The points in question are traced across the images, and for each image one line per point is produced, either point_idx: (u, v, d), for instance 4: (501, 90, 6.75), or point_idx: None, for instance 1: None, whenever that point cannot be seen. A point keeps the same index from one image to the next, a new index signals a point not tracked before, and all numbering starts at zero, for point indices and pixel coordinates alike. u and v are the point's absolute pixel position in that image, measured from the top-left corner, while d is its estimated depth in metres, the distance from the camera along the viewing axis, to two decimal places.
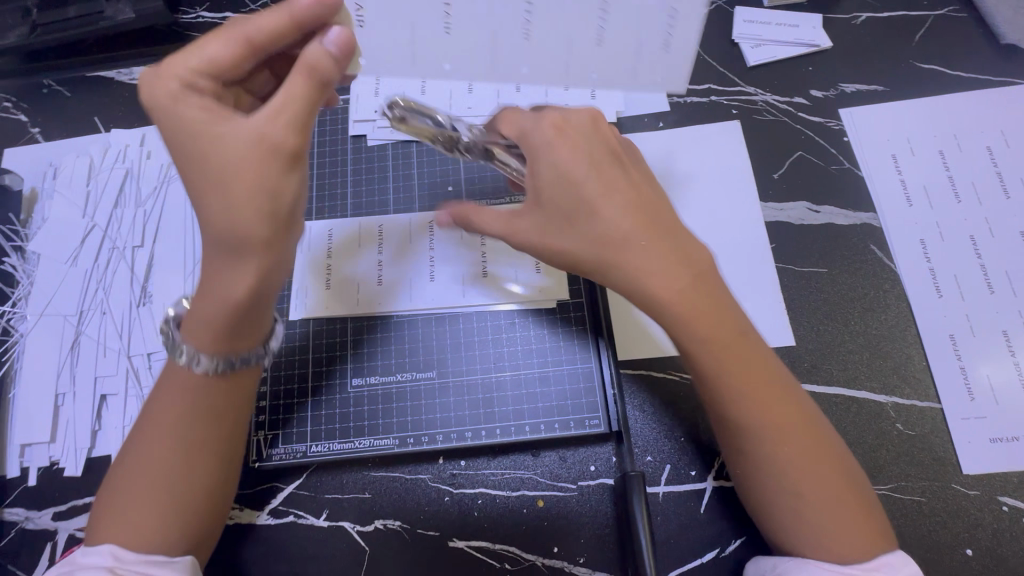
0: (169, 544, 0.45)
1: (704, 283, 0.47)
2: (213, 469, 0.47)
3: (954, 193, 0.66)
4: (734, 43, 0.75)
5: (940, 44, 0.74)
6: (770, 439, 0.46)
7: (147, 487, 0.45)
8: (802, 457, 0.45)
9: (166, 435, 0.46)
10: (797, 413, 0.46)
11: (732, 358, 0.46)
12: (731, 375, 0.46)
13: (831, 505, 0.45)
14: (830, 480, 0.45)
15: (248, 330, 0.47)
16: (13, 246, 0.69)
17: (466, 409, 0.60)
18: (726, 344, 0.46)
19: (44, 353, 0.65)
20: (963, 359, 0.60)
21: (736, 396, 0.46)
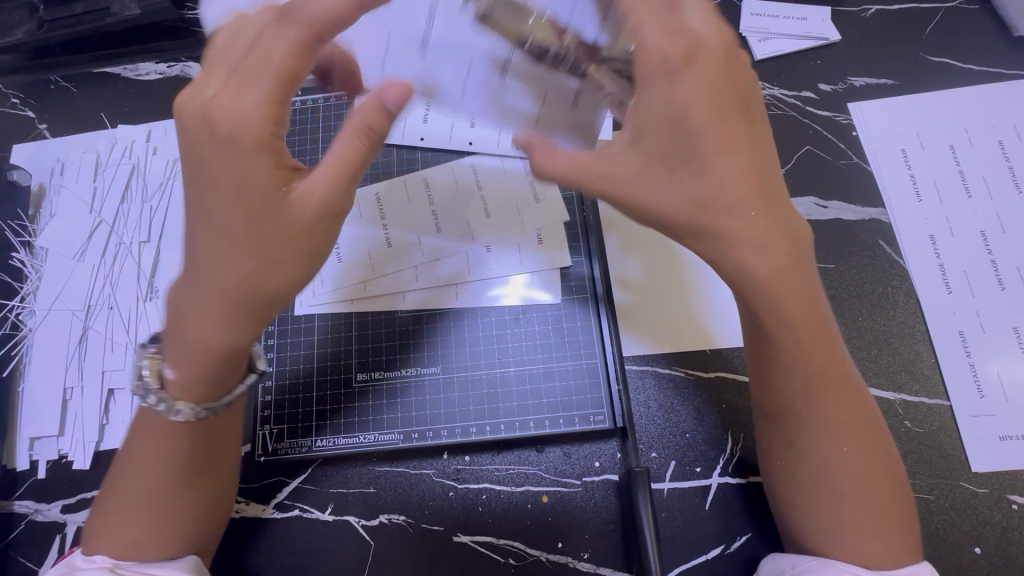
0: (169, 547, 0.46)
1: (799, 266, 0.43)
2: (200, 486, 0.48)
3: (964, 188, 0.65)
4: (741, 36, 0.74)
5: (951, 37, 0.73)
6: (833, 433, 0.45)
7: (138, 504, 0.46)
8: (858, 461, 0.44)
9: (155, 450, 0.46)
10: (859, 413, 0.46)
11: (811, 349, 0.44)
12: (806, 369, 0.45)
13: (876, 509, 0.44)
14: (879, 481, 0.45)
15: (240, 373, 0.46)
16: (21, 241, 0.70)
17: (471, 405, 0.60)
18: (808, 332, 0.44)
19: (52, 348, 0.66)
20: (973, 356, 0.60)
21: (806, 386, 0.45)
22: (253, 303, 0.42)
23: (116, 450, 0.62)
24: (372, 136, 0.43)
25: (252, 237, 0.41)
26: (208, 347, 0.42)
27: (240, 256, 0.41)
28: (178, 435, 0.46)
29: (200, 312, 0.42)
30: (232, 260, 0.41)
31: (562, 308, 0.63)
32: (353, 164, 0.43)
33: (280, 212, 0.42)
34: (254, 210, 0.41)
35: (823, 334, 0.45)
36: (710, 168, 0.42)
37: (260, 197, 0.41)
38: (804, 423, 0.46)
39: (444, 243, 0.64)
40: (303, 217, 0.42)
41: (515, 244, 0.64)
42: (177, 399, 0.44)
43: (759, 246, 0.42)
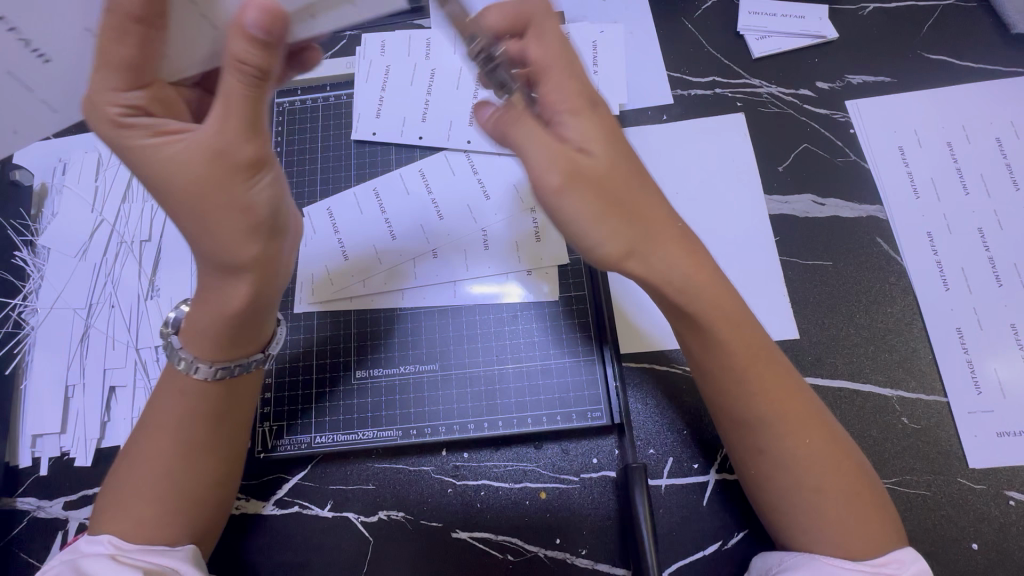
0: (169, 532, 0.47)
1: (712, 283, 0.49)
2: (209, 470, 0.50)
3: (962, 185, 0.66)
4: (739, 35, 0.75)
5: (948, 34, 0.73)
6: (786, 436, 0.47)
7: (150, 480, 0.47)
8: (819, 458, 0.46)
9: (170, 432, 0.49)
10: (808, 409, 0.48)
11: (752, 358, 0.48)
12: (752, 378, 0.47)
13: (844, 499, 0.46)
14: (843, 472, 0.46)
15: (251, 340, 0.50)
16: (23, 240, 0.70)
17: (468, 402, 0.60)
18: (738, 337, 0.48)
19: (54, 346, 0.66)
20: (970, 353, 0.60)
21: (746, 391, 0.47)
22: (250, 280, 0.45)
23: (118, 447, 0.63)
24: (250, 74, 0.40)
25: (197, 212, 0.43)
26: (218, 309, 0.47)
27: (198, 228, 0.43)
28: (196, 402, 0.49)
29: (212, 283, 0.47)
30: (189, 227, 0.44)
31: (560, 305, 0.63)
32: (254, 104, 0.41)
33: (201, 181, 0.42)
34: (181, 186, 0.42)
35: (759, 340, 0.49)
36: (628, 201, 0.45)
37: (184, 180, 0.42)
38: (754, 428, 0.48)
39: (442, 240, 0.65)
40: (202, 170, 0.42)
41: (513, 242, 0.64)
42: (196, 357, 0.49)
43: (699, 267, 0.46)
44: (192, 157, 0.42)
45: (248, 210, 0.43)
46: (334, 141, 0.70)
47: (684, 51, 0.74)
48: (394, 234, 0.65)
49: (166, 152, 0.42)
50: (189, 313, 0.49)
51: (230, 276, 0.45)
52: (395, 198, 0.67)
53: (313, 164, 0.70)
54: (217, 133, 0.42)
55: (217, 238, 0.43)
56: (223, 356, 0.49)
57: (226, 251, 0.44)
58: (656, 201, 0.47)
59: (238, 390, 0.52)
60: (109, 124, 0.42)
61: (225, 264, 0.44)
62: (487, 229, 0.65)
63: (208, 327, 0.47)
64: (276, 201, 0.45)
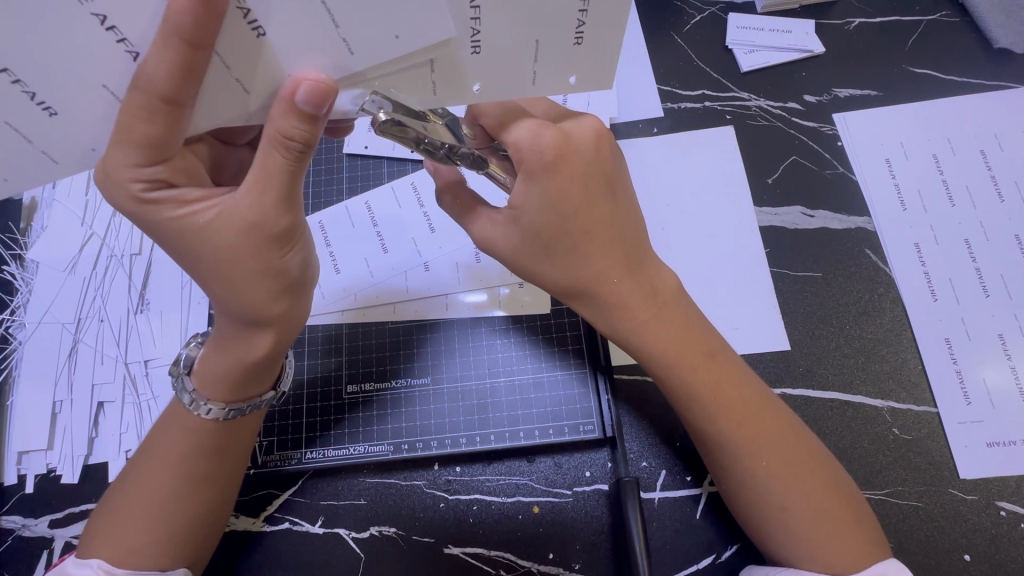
0: (160, 557, 0.47)
1: (669, 312, 0.51)
2: (204, 498, 0.49)
3: (948, 197, 0.66)
4: (727, 49, 0.76)
5: (933, 48, 0.74)
6: (750, 456, 0.48)
7: (144, 505, 0.47)
8: (779, 477, 0.47)
9: (169, 462, 0.48)
10: (776, 428, 0.49)
11: (707, 381, 0.50)
12: (707, 402, 0.49)
13: (816, 516, 0.46)
14: (815, 490, 0.47)
15: (266, 380, 0.51)
16: (12, 254, 0.70)
17: (460, 415, 0.60)
18: (693, 363, 0.50)
19: (43, 362, 0.66)
20: (959, 363, 0.60)
21: (711, 414, 0.49)
22: (271, 328, 0.46)
23: (105, 464, 0.62)
24: (291, 148, 0.39)
25: (230, 274, 0.43)
26: (234, 359, 0.47)
27: (220, 282, 0.43)
28: (195, 437, 0.49)
29: (231, 328, 0.46)
30: (213, 281, 0.44)
31: (551, 317, 0.63)
32: (280, 171, 0.40)
33: (231, 254, 0.42)
34: (216, 255, 0.42)
35: (716, 361, 0.51)
36: (582, 249, 0.48)
37: (217, 249, 0.42)
38: (722, 449, 0.49)
39: (434, 253, 0.65)
40: (240, 243, 0.42)
41: None
42: (206, 398, 0.49)
43: (635, 294, 0.50)
44: (231, 231, 0.41)
45: (283, 273, 0.44)
46: (326, 154, 0.70)
47: (674, 65, 0.75)
48: (387, 247, 0.65)
49: (199, 223, 0.42)
50: (201, 359, 0.49)
51: (259, 326, 0.46)
52: (387, 211, 0.67)
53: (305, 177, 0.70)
54: (251, 207, 0.41)
55: (240, 295, 0.44)
56: (238, 395, 0.49)
57: (246, 305, 0.44)
58: (609, 235, 0.49)
59: (242, 427, 0.51)
60: (130, 200, 0.40)
61: (244, 312, 0.45)
62: None
63: (217, 373, 0.48)
64: (300, 263, 0.46)
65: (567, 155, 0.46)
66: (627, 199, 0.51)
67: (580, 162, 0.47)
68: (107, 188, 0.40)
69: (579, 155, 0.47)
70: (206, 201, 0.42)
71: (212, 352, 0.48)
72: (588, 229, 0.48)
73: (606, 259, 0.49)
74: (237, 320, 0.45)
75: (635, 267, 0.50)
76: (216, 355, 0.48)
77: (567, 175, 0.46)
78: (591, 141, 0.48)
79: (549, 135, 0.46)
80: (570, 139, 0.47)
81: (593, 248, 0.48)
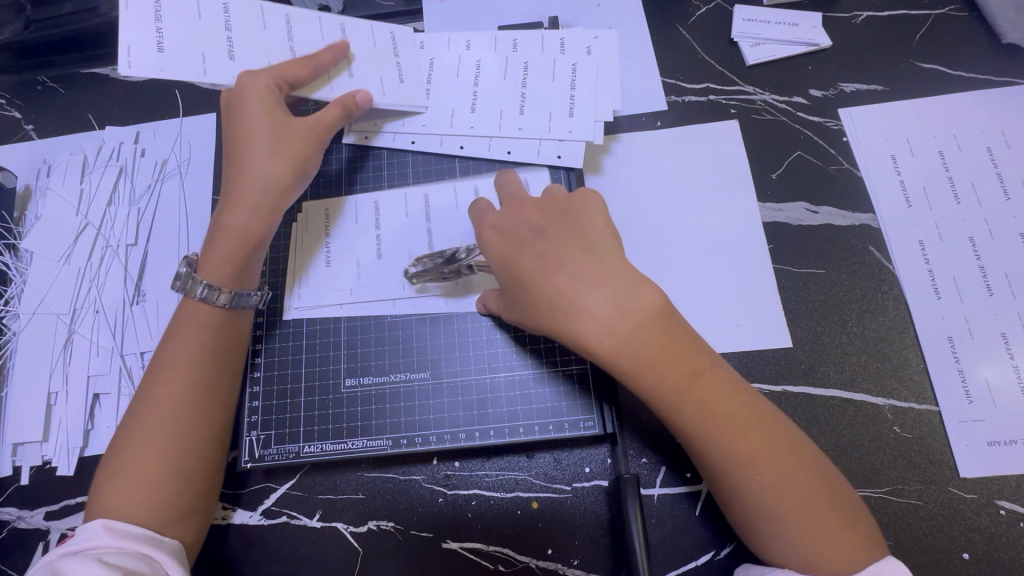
0: (169, 492, 0.48)
1: (652, 327, 0.48)
2: (209, 426, 0.51)
3: (953, 194, 0.66)
4: (733, 42, 0.74)
5: (941, 43, 0.73)
6: (738, 471, 0.47)
7: (150, 445, 0.49)
8: (766, 480, 0.46)
9: (172, 384, 0.51)
10: (768, 441, 0.48)
11: (692, 398, 0.48)
12: (692, 416, 0.48)
13: (808, 525, 0.46)
14: (807, 498, 0.46)
15: (252, 276, 0.57)
16: (6, 243, 0.69)
17: (460, 410, 0.59)
18: (679, 381, 0.48)
19: (38, 352, 0.65)
20: (961, 361, 0.60)
21: (698, 430, 0.48)
22: (268, 206, 0.57)
23: (100, 456, 0.62)
24: (345, 113, 0.61)
25: (281, 138, 0.58)
26: (234, 231, 0.56)
27: (253, 151, 0.58)
28: (201, 342, 0.53)
29: (242, 196, 0.57)
30: (247, 152, 0.58)
31: None
32: (332, 129, 0.61)
33: (278, 140, 0.58)
34: (259, 135, 0.58)
35: (697, 374, 0.49)
36: (562, 286, 0.50)
37: (259, 120, 0.58)
38: (712, 466, 0.48)
39: (435, 244, 0.64)
40: (282, 139, 0.58)
41: None
42: (218, 285, 0.55)
43: (616, 313, 0.49)
44: (300, 123, 0.59)
45: (299, 173, 0.59)
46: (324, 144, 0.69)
47: (678, 57, 0.74)
48: (381, 239, 0.64)
49: (258, 123, 0.58)
50: (206, 246, 0.57)
51: (254, 205, 0.57)
52: (386, 202, 0.66)
53: None
54: (303, 131, 0.59)
55: (260, 167, 0.57)
56: (236, 286, 0.55)
57: (257, 175, 0.57)
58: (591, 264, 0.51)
59: (233, 328, 0.55)
60: (248, 83, 0.58)
61: (261, 185, 0.57)
62: None
63: (224, 252, 0.56)
64: (305, 176, 0.60)
65: (556, 224, 0.55)
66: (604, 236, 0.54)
67: (559, 226, 0.54)
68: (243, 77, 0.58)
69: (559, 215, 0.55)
70: (259, 111, 0.58)
71: (216, 260, 0.55)
72: (568, 262, 0.51)
73: (587, 286, 0.50)
74: (246, 184, 0.57)
75: (615, 289, 0.50)
76: (217, 241, 0.56)
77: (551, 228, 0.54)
78: (573, 208, 0.56)
79: (537, 213, 0.56)
80: (561, 210, 0.56)
81: (570, 278, 0.51)
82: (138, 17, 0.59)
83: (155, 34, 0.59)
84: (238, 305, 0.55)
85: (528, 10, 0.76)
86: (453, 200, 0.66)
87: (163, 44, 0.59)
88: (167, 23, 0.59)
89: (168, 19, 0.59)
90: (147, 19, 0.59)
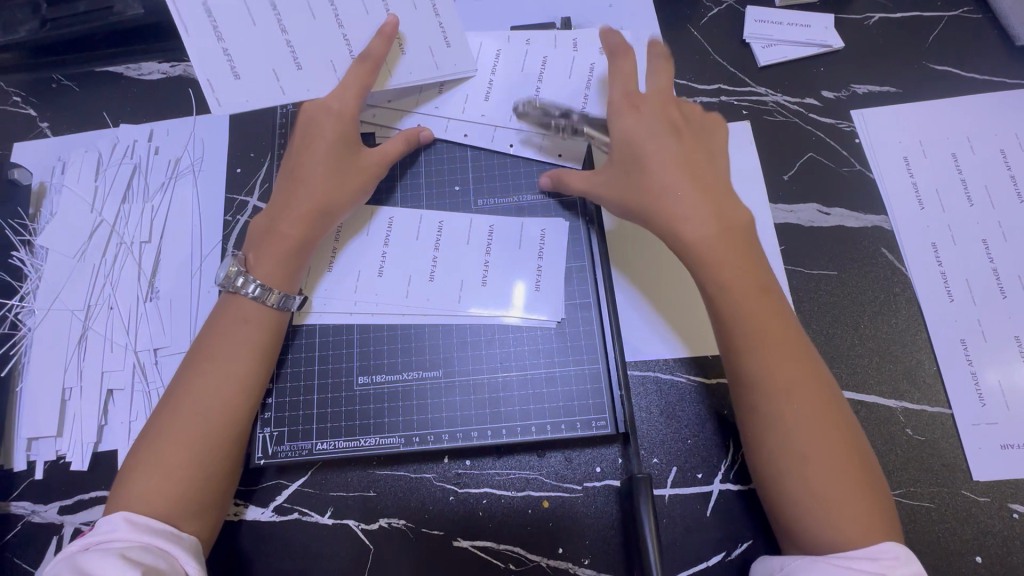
0: (196, 489, 0.49)
1: (735, 237, 0.53)
2: (238, 425, 0.52)
3: (966, 196, 0.66)
4: (744, 43, 0.74)
5: (953, 45, 0.73)
6: (779, 398, 0.48)
7: (178, 435, 0.50)
8: (809, 424, 0.47)
9: (214, 377, 0.52)
10: (811, 378, 0.48)
11: (754, 312, 0.50)
12: (751, 326, 0.50)
13: (836, 477, 0.46)
14: (838, 446, 0.46)
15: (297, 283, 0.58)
16: (21, 240, 0.69)
17: (473, 408, 0.59)
18: (747, 291, 0.51)
19: (52, 348, 0.65)
20: (974, 364, 0.60)
21: (753, 349, 0.49)
22: (326, 222, 0.59)
23: (113, 452, 0.62)
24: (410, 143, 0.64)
25: (347, 166, 0.60)
26: (286, 239, 0.57)
27: (323, 165, 0.59)
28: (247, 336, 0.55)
29: (306, 210, 0.58)
30: (322, 166, 0.59)
31: (566, 325, 0.60)
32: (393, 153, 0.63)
33: (347, 165, 0.60)
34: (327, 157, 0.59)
35: (774, 311, 0.51)
36: (652, 171, 0.55)
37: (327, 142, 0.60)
38: (753, 386, 0.49)
39: (446, 244, 0.63)
40: (348, 162, 0.60)
41: (517, 247, 0.63)
42: (269, 286, 0.56)
43: (707, 208, 0.53)
44: (371, 155, 0.62)
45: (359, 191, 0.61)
46: None
47: (689, 58, 0.74)
48: (389, 242, 0.63)
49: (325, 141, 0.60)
50: (253, 249, 0.58)
51: (310, 217, 0.58)
52: (398, 201, 0.66)
53: None
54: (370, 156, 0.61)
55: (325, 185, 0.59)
56: (286, 287, 0.57)
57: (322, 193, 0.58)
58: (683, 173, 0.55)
59: (271, 330, 0.56)
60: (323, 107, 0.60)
61: (321, 205, 0.58)
62: (494, 225, 0.64)
63: (277, 254, 0.57)
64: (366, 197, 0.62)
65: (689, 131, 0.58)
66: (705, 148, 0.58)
67: (654, 115, 0.58)
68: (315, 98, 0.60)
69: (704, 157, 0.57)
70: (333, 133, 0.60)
71: (271, 265, 0.57)
72: (684, 157, 0.56)
73: (678, 176, 0.55)
74: (313, 200, 0.58)
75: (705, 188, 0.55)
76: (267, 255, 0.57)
77: (681, 159, 0.55)
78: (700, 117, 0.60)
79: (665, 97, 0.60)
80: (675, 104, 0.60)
81: (670, 163, 0.55)
82: (204, 49, 0.58)
83: (224, 59, 0.58)
84: (283, 308, 0.57)
85: (540, 11, 0.76)
86: (466, 199, 0.66)
87: (237, 69, 0.58)
88: (231, 43, 0.58)
89: (230, 40, 0.58)
90: (213, 44, 0.58)
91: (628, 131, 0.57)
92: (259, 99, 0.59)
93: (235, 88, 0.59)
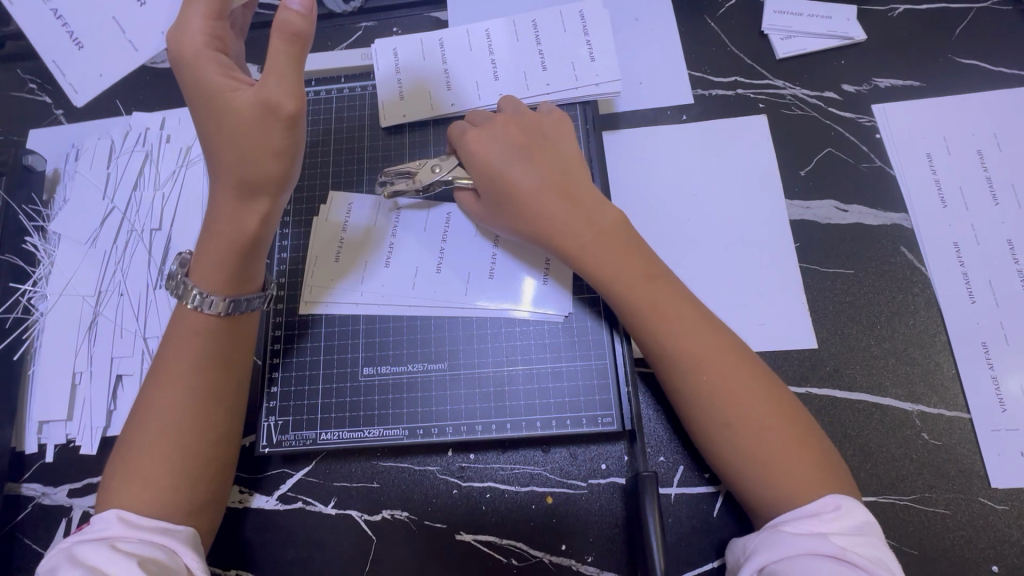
0: (179, 492, 0.48)
1: (613, 232, 0.54)
2: (212, 427, 0.51)
3: (990, 196, 0.63)
4: (763, 35, 0.73)
5: (982, 38, 0.71)
6: (683, 377, 0.48)
7: (151, 443, 0.48)
8: (727, 392, 0.47)
9: (177, 379, 0.50)
10: (720, 351, 0.48)
11: (648, 295, 0.51)
12: (641, 313, 0.51)
13: (759, 449, 0.45)
14: (757, 417, 0.46)
15: (253, 275, 0.54)
16: (35, 226, 0.70)
17: (477, 402, 0.58)
18: (635, 274, 0.52)
19: (63, 333, 0.66)
20: (995, 369, 0.58)
21: (654, 332, 0.50)
22: (263, 203, 0.51)
23: None
24: (292, 34, 0.47)
25: (250, 128, 0.48)
26: (224, 236, 0.52)
27: (232, 142, 0.49)
28: (203, 334, 0.52)
29: (231, 196, 0.51)
30: (226, 141, 0.49)
31: (573, 321, 0.60)
32: (287, 72, 0.48)
33: (257, 122, 0.48)
34: (228, 125, 0.49)
35: (667, 291, 0.51)
36: (523, 188, 0.56)
37: (218, 105, 0.49)
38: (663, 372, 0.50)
39: (453, 236, 0.62)
40: (252, 115, 0.48)
41: (522, 240, 0.62)
42: (208, 291, 0.52)
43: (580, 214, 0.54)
44: (266, 98, 0.48)
45: (277, 153, 0.50)
46: (348, 130, 0.68)
47: (706, 50, 0.73)
48: (396, 233, 0.63)
49: (226, 102, 0.49)
50: (197, 254, 0.53)
51: (245, 202, 0.51)
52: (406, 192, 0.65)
53: (323, 155, 0.67)
54: (268, 91, 0.48)
55: (244, 163, 0.49)
56: (239, 289, 0.53)
57: (249, 172, 0.50)
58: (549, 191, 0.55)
59: (241, 325, 0.54)
60: (200, 62, 0.49)
61: (245, 178, 0.50)
62: None
63: (218, 256, 0.52)
64: (297, 152, 0.51)
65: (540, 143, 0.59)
66: (575, 166, 0.58)
67: (498, 138, 0.59)
68: (178, 47, 0.49)
69: (548, 142, 0.59)
70: (224, 89, 0.49)
71: (215, 275, 0.52)
72: (548, 179, 0.56)
73: (549, 194, 0.55)
74: (237, 185, 0.50)
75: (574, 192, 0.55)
76: (216, 274, 0.52)
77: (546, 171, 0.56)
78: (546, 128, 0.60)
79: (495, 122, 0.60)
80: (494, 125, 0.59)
81: (541, 187, 0.56)
82: (47, 32, 0.67)
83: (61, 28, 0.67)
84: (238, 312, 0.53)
85: None
86: None
87: (79, 40, 0.67)
88: (67, 17, 0.67)
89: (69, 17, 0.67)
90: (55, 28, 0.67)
91: (486, 157, 0.58)
92: (105, 59, 0.67)
93: (78, 57, 0.67)
